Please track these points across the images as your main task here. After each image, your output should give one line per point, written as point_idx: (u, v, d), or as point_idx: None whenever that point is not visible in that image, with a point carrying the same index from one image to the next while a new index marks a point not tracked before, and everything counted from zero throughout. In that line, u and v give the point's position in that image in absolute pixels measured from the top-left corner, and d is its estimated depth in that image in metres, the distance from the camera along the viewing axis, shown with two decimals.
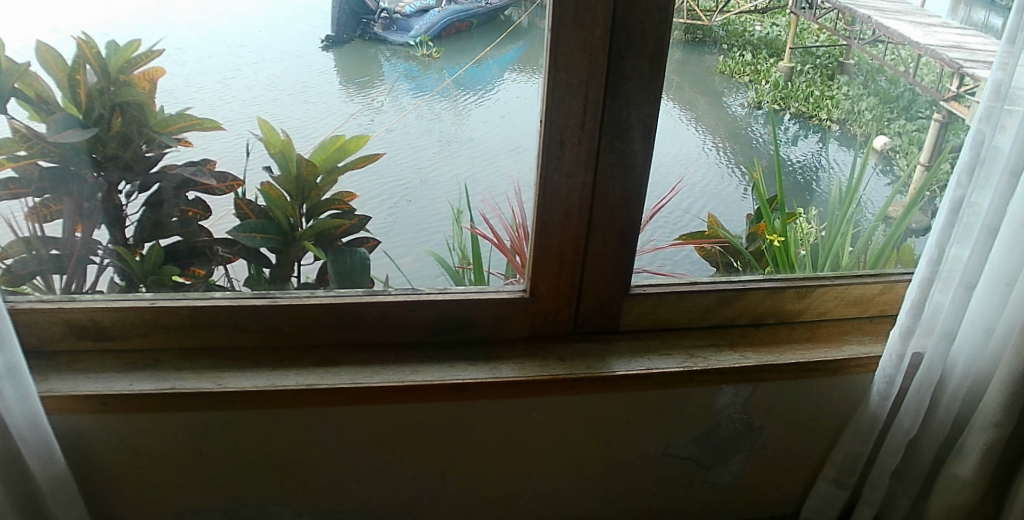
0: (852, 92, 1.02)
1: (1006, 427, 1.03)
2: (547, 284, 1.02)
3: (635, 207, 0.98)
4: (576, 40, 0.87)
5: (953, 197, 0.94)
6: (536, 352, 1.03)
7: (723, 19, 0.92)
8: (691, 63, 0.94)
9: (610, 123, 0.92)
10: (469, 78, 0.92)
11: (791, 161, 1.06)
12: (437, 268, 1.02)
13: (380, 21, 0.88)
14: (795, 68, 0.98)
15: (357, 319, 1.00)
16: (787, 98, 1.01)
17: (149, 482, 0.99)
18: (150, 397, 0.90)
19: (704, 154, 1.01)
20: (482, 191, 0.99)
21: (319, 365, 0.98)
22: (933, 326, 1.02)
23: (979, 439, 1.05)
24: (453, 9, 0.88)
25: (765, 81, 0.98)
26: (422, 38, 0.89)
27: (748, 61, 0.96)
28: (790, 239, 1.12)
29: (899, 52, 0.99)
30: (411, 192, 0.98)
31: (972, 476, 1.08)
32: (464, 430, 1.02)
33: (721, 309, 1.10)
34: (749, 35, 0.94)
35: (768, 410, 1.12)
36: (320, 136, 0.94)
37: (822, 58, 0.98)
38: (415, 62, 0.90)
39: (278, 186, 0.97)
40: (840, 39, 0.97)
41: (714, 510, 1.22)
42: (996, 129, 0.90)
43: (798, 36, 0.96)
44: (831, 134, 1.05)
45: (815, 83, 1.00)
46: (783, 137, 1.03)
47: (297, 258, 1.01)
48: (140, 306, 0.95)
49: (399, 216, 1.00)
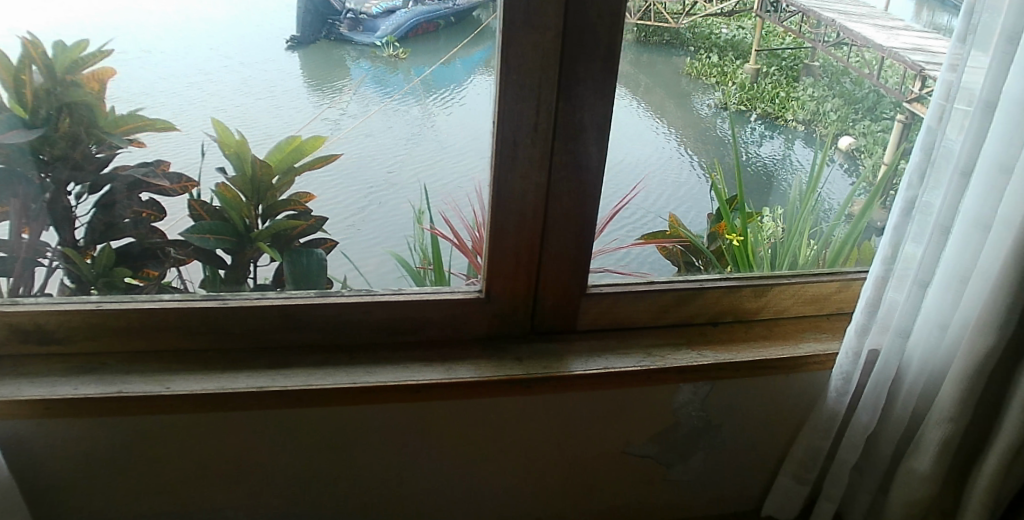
0: (817, 93, 1.04)
1: (962, 420, 0.99)
2: (502, 284, 1.02)
3: (589, 207, 0.98)
4: (528, 42, 0.87)
5: (907, 195, 0.93)
6: (493, 353, 1.03)
7: (690, 21, 0.92)
8: (659, 65, 0.94)
9: (564, 124, 0.92)
10: (436, 77, 0.91)
11: (758, 160, 1.07)
12: (397, 268, 1.02)
13: (346, 21, 0.86)
14: (761, 70, 1.00)
15: (308, 321, 0.99)
16: (752, 99, 1.01)
17: (95, 487, 0.97)
18: (94, 402, 0.89)
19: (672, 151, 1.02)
20: (441, 192, 0.99)
21: (270, 367, 0.97)
22: (888, 324, 1.01)
23: (936, 433, 1.01)
24: (421, 10, 0.87)
25: (731, 82, 0.99)
26: (388, 38, 0.88)
27: (715, 63, 0.97)
28: (750, 238, 1.12)
29: (864, 54, 1.00)
30: (381, 196, 0.98)
31: (929, 471, 1.04)
32: (419, 431, 1.01)
33: (678, 308, 1.11)
34: (716, 38, 0.95)
35: (726, 408, 1.12)
36: (278, 138, 0.93)
37: (788, 59, 1.00)
38: (382, 63, 0.89)
39: (233, 186, 0.95)
40: (805, 41, 0.98)
41: (675, 508, 1.22)
42: (947, 129, 0.88)
43: (764, 39, 0.97)
44: (796, 134, 1.06)
45: (781, 85, 1.02)
46: (748, 138, 1.04)
47: (252, 259, 1.00)
48: (86, 309, 0.93)
49: (364, 218, 0.99)
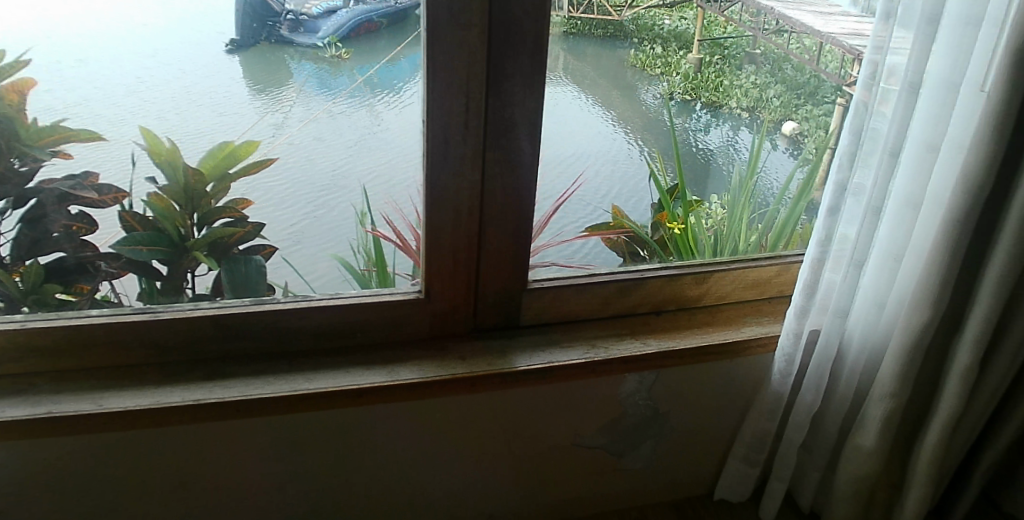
0: (760, 80, 1.05)
1: (902, 395, 1.01)
2: (441, 284, 1.01)
3: (526, 203, 0.99)
4: (453, 40, 0.86)
5: (838, 178, 0.94)
6: (435, 352, 1.03)
7: (633, 13, 0.95)
8: (604, 58, 0.96)
9: (494, 121, 0.92)
10: (381, 77, 0.90)
11: (706, 149, 1.09)
12: (342, 272, 1.01)
13: (286, 23, 0.85)
14: (704, 60, 1.02)
15: (245, 329, 0.98)
16: (697, 88, 1.03)
17: (27, 511, 0.94)
18: (22, 424, 0.86)
19: (616, 139, 1.03)
20: (382, 191, 0.98)
21: (207, 379, 0.95)
22: (827, 304, 1.02)
23: (878, 410, 1.03)
24: (362, 9, 0.87)
25: (675, 73, 1.01)
26: (330, 38, 0.87)
27: (658, 54, 0.99)
28: (691, 226, 1.13)
29: (803, 41, 1.03)
30: (323, 195, 0.97)
31: (874, 447, 1.06)
32: (365, 435, 1.01)
33: (621, 299, 1.11)
34: (659, 29, 0.98)
35: (673, 395, 1.14)
36: (207, 145, 0.90)
37: (730, 48, 1.02)
38: (326, 64, 0.89)
39: (166, 196, 0.92)
40: (745, 30, 1.01)
41: (628, 495, 1.24)
42: (873, 110, 0.89)
43: (706, 29, 1.00)
44: (742, 121, 1.08)
45: (724, 74, 1.03)
46: (695, 126, 1.06)
47: (189, 269, 0.97)
48: (12, 329, 0.90)
49: (312, 222, 0.98)
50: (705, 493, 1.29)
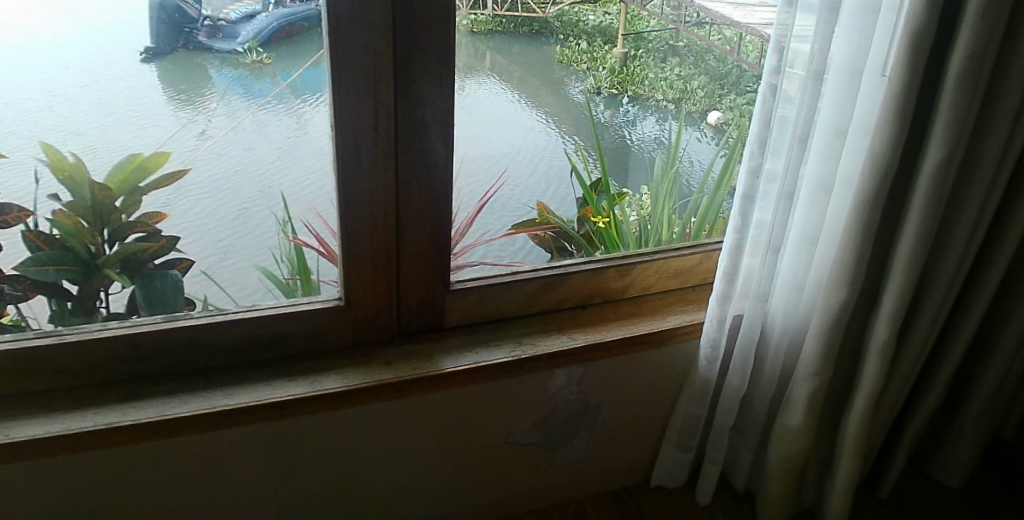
0: (683, 72, 1.09)
1: (825, 374, 1.06)
2: (361, 290, 1.00)
3: (442, 204, 0.98)
4: (358, 42, 0.85)
5: (750, 165, 0.96)
6: (359, 360, 1.02)
7: (557, 10, 0.97)
8: (530, 55, 0.98)
9: (405, 122, 0.91)
10: (305, 81, 0.89)
11: (636, 141, 1.12)
12: (266, 282, 0.99)
13: (204, 29, 0.83)
14: (628, 53, 1.04)
15: (159, 347, 0.95)
16: (623, 82, 1.06)
17: None
18: None
19: (544, 133, 1.05)
20: (303, 199, 0.96)
21: (121, 400, 0.92)
22: (748, 290, 1.06)
23: (804, 388, 1.08)
24: (281, 13, 0.85)
25: (601, 67, 1.04)
26: (250, 44, 0.85)
27: (584, 50, 1.01)
28: (615, 220, 1.16)
29: (724, 32, 1.06)
30: (249, 212, 0.95)
31: (801, 425, 1.11)
32: (292, 447, 0.99)
33: (546, 295, 1.12)
34: (583, 25, 0.99)
35: (603, 388, 1.15)
36: (115, 157, 0.87)
37: (653, 42, 1.05)
38: (246, 69, 0.87)
39: (72, 213, 0.88)
40: (668, 23, 1.04)
41: (565, 488, 1.25)
42: (780, 97, 0.92)
43: (629, 23, 1.02)
44: (668, 113, 1.11)
45: (648, 67, 1.07)
46: (624, 120, 1.09)
47: (102, 288, 0.93)
48: None
49: (238, 235, 0.96)
50: (641, 480, 1.31)
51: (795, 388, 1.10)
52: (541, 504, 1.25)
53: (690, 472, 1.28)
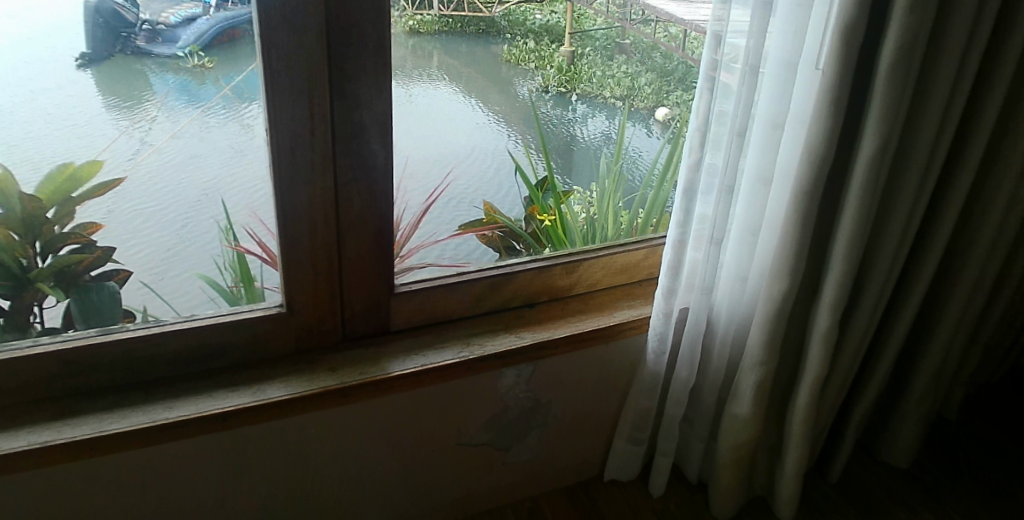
0: (631, 69, 1.11)
1: (770, 362, 1.09)
2: (303, 296, 0.99)
3: (382, 206, 0.98)
4: (291, 44, 0.84)
5: (691, 158, 0.98)
6: (303, 367, 1.01)
7: (504, 9, 0.98)
8: (479, 55, 0.99)
9: (342, 124, 0.90)
10: (248, 85, 0.87)
11: (583, 139, 1.14)
12: (209, 291, 0.97)
13: (142, 34, 0.81)
14: (575, 52, 1.06)
15: (96, 363, 0.93)
16: (571, 80, 1.08)
17: None
18: None
19: (489, 133, 1.06)
20: (244, 205, 0.94)
21: (55, 418, 0.89)
22: (693, 283, 1.07)
23: (751, 376, 1.11)
24: (222, 17, 0.83)
25: (549, 66, 1.05)
26: (190, 48, 0.83)
27: (531, 49, 1.03)
28: (562, 218, 1.18)
29: (669, 29, 1.08)
30: (189, 221, 0.93)
31: (748, 413, 1.14)
32: (239, 458, 0.98)
33: (492, 295, 1.12)
34: (530, 23, 1.01)
35: (553, 385, 1.16)
36: (47, 167, 0.84)
37: (600, 40, 1.07)
38: (187, 74, 0.85)
39: (3, 225, 0.85)
40: (614, 21, 1.06)
41: (520, 486, 1.26)
42: (716, 92, 0.94)
43: (576, 21, 1.04)
44: (616, 110, 1.14)
45: (596, 64, 1.09)
46: (574, 117, 1.11)
47: (35, 301, 0.90)
48: None
49: (182, 243, 0.94)
50: (596, 474, 1.33)
51: (743, 376, 1.13)
52: (496, 503, 1.26)
53: (643, 464, 1.30)
